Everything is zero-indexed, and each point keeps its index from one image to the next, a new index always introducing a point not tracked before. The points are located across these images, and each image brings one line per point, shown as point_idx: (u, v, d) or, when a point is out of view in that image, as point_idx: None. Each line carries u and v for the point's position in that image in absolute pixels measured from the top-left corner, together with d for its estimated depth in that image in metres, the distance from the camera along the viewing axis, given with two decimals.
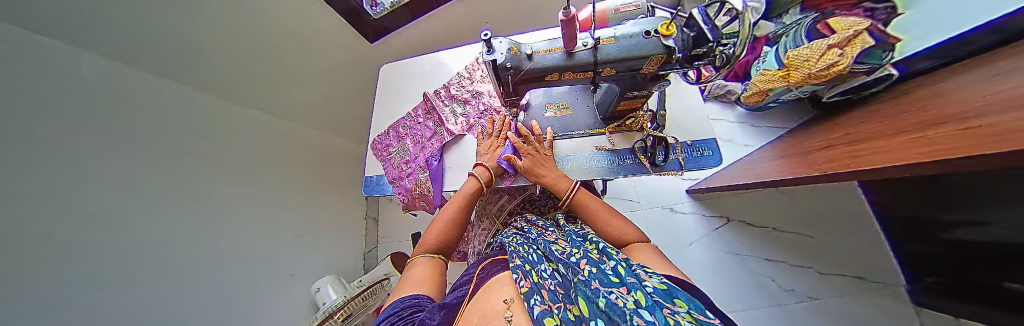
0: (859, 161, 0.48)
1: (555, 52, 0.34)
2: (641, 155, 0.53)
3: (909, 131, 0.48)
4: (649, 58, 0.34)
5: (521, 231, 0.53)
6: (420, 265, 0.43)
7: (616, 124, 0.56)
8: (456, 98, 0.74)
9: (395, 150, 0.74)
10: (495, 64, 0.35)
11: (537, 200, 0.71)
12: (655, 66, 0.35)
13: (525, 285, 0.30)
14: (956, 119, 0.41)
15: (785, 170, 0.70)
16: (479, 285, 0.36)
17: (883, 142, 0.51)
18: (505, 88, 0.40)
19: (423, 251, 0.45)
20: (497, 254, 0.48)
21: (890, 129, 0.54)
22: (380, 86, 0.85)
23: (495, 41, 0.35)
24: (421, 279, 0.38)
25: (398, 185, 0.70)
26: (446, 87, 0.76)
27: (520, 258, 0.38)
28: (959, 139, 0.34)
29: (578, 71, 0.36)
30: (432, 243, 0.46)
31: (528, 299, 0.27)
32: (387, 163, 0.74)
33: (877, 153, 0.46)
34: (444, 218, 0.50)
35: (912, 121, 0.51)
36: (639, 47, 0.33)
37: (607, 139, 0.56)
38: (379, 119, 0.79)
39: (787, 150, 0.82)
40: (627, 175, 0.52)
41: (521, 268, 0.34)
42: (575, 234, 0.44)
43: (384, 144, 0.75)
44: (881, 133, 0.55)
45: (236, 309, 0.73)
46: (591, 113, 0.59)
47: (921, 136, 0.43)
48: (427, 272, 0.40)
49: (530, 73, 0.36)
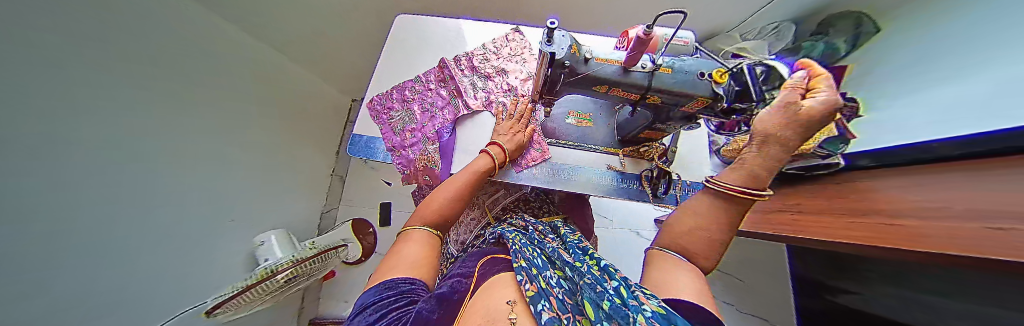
0: (807, 229, 0.57)
1: (613, 65, 0.33)
2: (645, 182, 0.55)
3: (845, 214, 0.57)
4: (694, 98, 0.34)
5: (522, 231, 0.52)
6: (414, 237, 0.39)
7: (630, 149, 0.57)
8: (480, 72, 0.69)
9: (397, 115, 0.67)
10: (552, 58, 0.32)
11: (532, 202, 0.71)
12: (695, 107, 0.36)
13: (532, 289, 0.30)
14: (880, 213, 0.51)
15: (748, 222, 0.80)
16: (479, 283, 0.34)
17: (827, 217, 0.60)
18: (548, 85, 0.37)
19: (422, 223, 0.42)
20: (497, 250, 0.46)
21: (827, 208, 0.65)
22: (391, 37, 0.76)
23: (556, 32, 0.32)
24: (416, 257, 0.35)
25: (398, 154, 0.63)
26: (468, 56, 0.71)
27: (525, 260, 0.38)
28: (881, 230, 0.43)
29: (627, 90, 0.35)
30: (433, 216, 0.43)
31: (535, 303, 0.27)
32: (386, 128, 0.66)
33: (827, 227, 0.54)
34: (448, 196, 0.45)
35: (849, 204, 0.61)
36: (691, 85, 0.34)
37: (618, 160, 0.57)
38: (384, 74, 0.70)
39: (749, 205, 0.94)
40: (627, 198, 0.54)
41: (527, 272, 0.34)
42: (576, 247, 0.45)
43: (386, 106, 0.67)
44: (824, 209, 0.65)
45: (169, 244, 0.60)
46: (609, 131, 0.60)
47: (857, 221, 0.52)
48: (424, 250, 0.37)
49: (582, 78, 0.35)
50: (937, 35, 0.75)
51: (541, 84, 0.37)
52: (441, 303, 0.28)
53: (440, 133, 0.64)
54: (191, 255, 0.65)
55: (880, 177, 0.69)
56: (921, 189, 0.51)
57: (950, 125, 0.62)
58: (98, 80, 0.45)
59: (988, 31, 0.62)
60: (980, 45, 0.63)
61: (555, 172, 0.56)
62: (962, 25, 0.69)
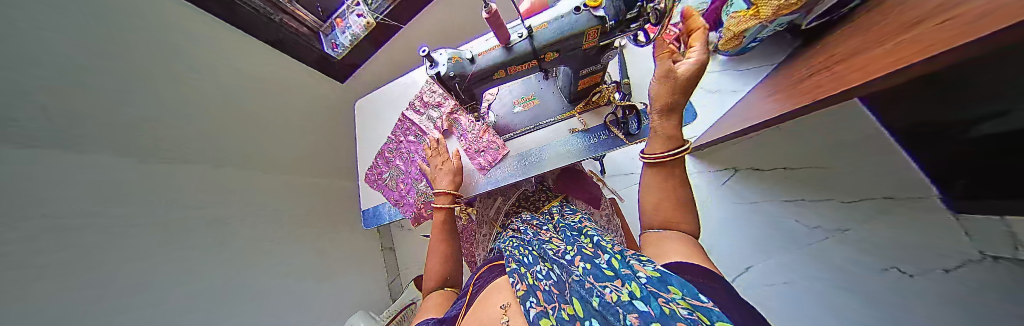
0: (828, 86, 0.44)
1: (493, 51, 0.35)
2: (614, 128, 0.52)
3: (871, 48, 0.46)
4: (585, 33, 0.34)
5: (516, 233, 0.52)
6: (434, 298, 0.46)
7: (583, 104, 0.56)
8: (430, 101, 0.75)
9: (389, 176, 0.75)
10: (441, 76, 0.37)
11: (531, 196, 0.70)
12: (595, 39, 0.35)
13: (522, 288, 0.30)
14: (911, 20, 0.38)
15: (773, 109, 0.67)
16: (475, 297, 0.36)
17: (847, 64, 0.49)
18: (459, 95, 0.41)
19: (432, 284, 0.48)
20: (496, 259, 0.48)
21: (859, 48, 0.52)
22: (358, 120, 0.87)
23: (436, 53, 0.37)
24: (432, 313, 0.41)
25: (403, 204, 0.71)
26: (417, 96, 0.75)
27: (515, 262, 0.38)
28: (901, 44, 0.32)
29: (521, 62, 0.37)
30: (438, 276, 0.48)
31: (524, 302, 0.27)
32: (385, 190, 0.75)
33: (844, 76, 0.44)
34: (436, 248, 0.52)
35: (883, 27, 0.48)
36: (571, 26, 0.33)
37: (578, 121, 0.56)
38: (365, 150, 0.81)
39: (776, 87, 0.79)
40: (604, 151, 0.51)
41: (516, 272, 0.34)
42: (569, 229, 0.44)
43: (377, 173, 0.76)
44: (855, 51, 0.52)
45: None
46: (558, 99, 0.60)
47: (884, 44, 0.39)
48: (441, 304, 0.43)
49: (476, 75, 0.37)
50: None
51: (456, 98, 0.41)
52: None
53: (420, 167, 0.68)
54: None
55: None
56: None
57: None
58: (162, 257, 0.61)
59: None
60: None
61: (523, 162, 0.57)
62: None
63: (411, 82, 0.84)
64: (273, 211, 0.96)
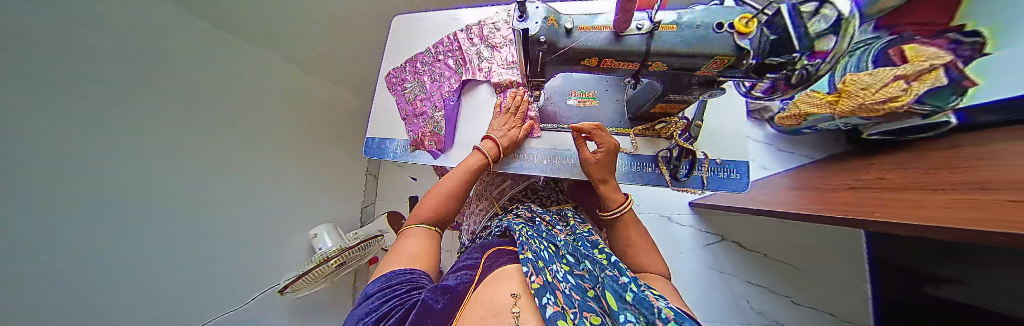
0: (897, 213, 0.41)
1: (601, 31, 0.29)
2: (663, 165, 0.49)
3: (924, 187, 0.45)
4: (712, 58, 0.28)
5: (529, 223, 0.51)
6: (412, 235, 0.43)
7: (643, 127, 0.51)
8: (487, 42, 0.67)
9: (410, 86, 0.69)
10: (526, 35, 0.29)
11: (539, 191, 0.69)
12: (714, 69, 0.30)
13: (537, 281, 0.29)
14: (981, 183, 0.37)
15: (805, 202, 0.66)
16: (484, 273, 0.35)
17: (906, 193, 0.47)
18: (533, 66, 0.35)
19: (418, 221, 0.45)
20: (502, 241, 0.46)
21: (911, 178, 0.51)
22: (393, 27, 0.79)
23: (530, 5, 0.29)
24: (415, 252, 0.39)
25: (411, 122, 0.66)
26: (478, 26, 0.69)
27: (531, 252, 0.37)
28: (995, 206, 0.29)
29: (623, 59, 0.30)
30: (433, 214, 0.46)
31: (540, 297, 0.27)
32: (401, 99, 0.69)
33: (909, 208, 0.42)
34: (441, 193, 0.48)
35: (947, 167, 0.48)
36: (705, 39, 0.27)
37: (629, 141, 0.52)
38: (395, 53, 0.76)
39: (808, 182, 0.77)
40: (640, 183, 0.49)
41: (533, 264, 0.33)
42: (586, 240, 0.42)
43: (400, 79, 0.71)
44: (910, 180, 0.50)
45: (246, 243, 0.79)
46: (618, 110, 0.54)
47: (977, 194, 0.35)
48: (427, 246, 0.41)
49: (565, 52, 0.31)
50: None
51: (524, 67, 0.34)
52: (445, 295, 0.30)
53: (447, 100, 0.63)
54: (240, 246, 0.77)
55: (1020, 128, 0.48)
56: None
57: None
58: (166, 110, 0.58)
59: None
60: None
61: (553, 157, 0.55)
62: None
63: (471, 15, 0.74)
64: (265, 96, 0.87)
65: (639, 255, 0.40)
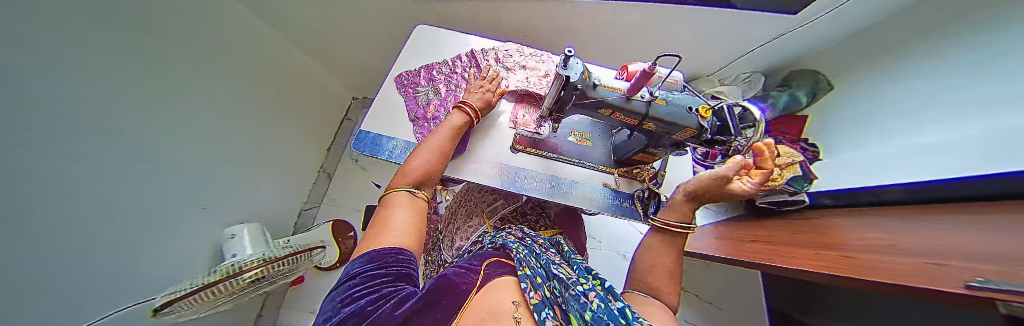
0: (792, 260, 0.58)
1: (617, 92, 0.39)
2: (637, 202, 0.59)
3: (808, 247, 0.64)
4: (684, 128, 0.40)
5: (522, 242, 0.52)
6: (398, 197, 0.41)
7: (624, 170, 0.63)
8: (502, 64, 0.76)
9: (422, 90, 0.71)
10: (568, 80, 0.37)
11: (527, 215, 0.71)
12: (684, 136, 0.42)
13: (536, 296, 0.28)
14: (838, 246, 0.58)
15: (723, 247, 0.81)
16: (484, 280, 0.32)
17: (796, 249, 0.63)
18: (561, 103, 0.42)
19: (405, 184, 0.44)
20: (495, 254, 0.45)
21: (796, 240, 0.70)
22: (411, 38, 0.82)
23: (572, 60, 0.38)
24: (402, 220, 0.36)
25: (420, 125, 0.66)
26: (494, 51, 0.79)
27: (529, 269, 0.37)
28: (860, 268, 0.44)
29: (629, 115, 0.41)
30: (419, 176, 0.45)
31: (538, 310, 0.25)
32: (410, 101, 0.69)
33: (807, 259, 0.56)
34: (429, 152, 0.49)
35: (813, 238, 0.67)
36: (681, 117, 0.40)
37: (613, 179, 0.62)
38: (409, 59, 0.77)
39: (722, 232, 0.97)
40: (621, 216, 0.57)
41: (532, 279, 0.32)
42: (579, 264, 0.44)
43: (411, 82, 0.72)
44: (794, 241, 0.70)
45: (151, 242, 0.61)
46: (606, 152, 0.65)
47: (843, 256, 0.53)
48: (411, 215, 0.39)
49: (591, 100, 0.40)
50: (932, 68, 0.81)
51: (554, 102, 0.41)
52: (448, 292, 0.26)
53: None
54: (156, 241, 0.61)
55: (842, 218, 0.75)
56: (877, 235, 0.56)
57: (903, 174, 0.73)
58: (111, 62, 0.47)
59: (940, 86, 0.76)
60: (939, 96, 0.75)
61: (553, 184, 0.60)
62: (925, 79, 0.81)
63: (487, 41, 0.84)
64: (221, 66, 0.78)
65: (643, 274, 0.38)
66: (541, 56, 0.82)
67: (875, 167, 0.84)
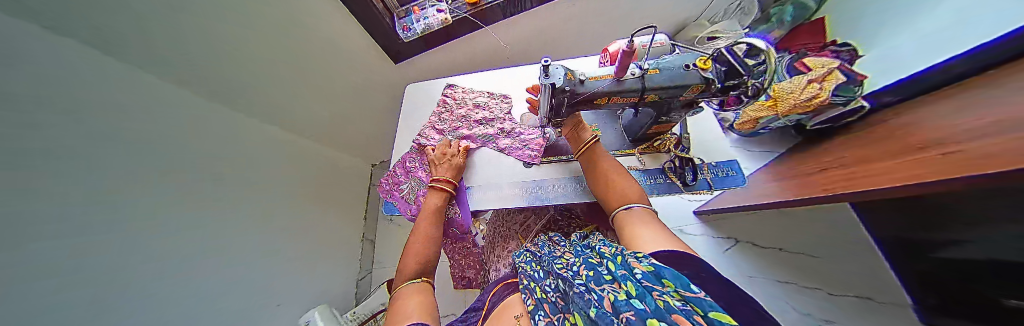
0: (866, 182, 0.49)
1: (606, 78, 0.39)
2: (671, 174, 0.55)
3: (890, 158, 0.53)
4: (690, 87, 0.38)
5: (532, 249, 0.52)
6: (409, 290, 0.41)
7: (645, 146, 0.59)
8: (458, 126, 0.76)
9: (406, 186, 0.74)
10: (554, 87, 0.38)
11: (559, 221, 0.70)
12: (694, 94, 0.40)
13: (532, 302, 0.30)
14: (935, 145, 0.46)
15: (784, 191, 0.71)
16: (492, 313, 0.36)
17: (874, 165, 0.55)
18: (556, 108, 0.43)
19: (408, 277, 0.44)
20: (509, 277, 0.47)
21: (870, 156, 0.60)
22: (405, 99, 0.90)
23: (551, 67, 0.39)
24: (411, 304, 0.36)
25: None
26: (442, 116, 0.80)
27: (527, 277, 0.38)
28: (944, 164, 0.36)
29: (625, 96, 0.40)
30: (416, 267, 0.45)
31: (533, 316, 0.27)
32: (402, 203, 0.73)
33: (888, 174, 0.47)
34: (423, 240, 0.51)
35: (895, 146, 0.56)
36: (682, 77, 0.38)
37: (636, 159, 0.59)
38: (405, 127, 0.84)
39: (783, 172, 0.85)
40: (659, 194, 0.54)
41: (527, 287, 0.34)
42: (581, 246, 0.41)
43: (395, 183, 0.75)
44: (869, 157, 0.59)
45: None
46: (619, 135, 0.62)
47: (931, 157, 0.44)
48: (419, 297, 0.39)
49: (584, 95, 0.40)
50: None
51: (549, 110, 0.42)
52: None
53: None
54: None
55: (915, 112, 0.63)
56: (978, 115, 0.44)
57: (983, 35, 0.60)
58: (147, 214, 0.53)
59: None
60: None
61: (576, 186, 0.60)
62: None
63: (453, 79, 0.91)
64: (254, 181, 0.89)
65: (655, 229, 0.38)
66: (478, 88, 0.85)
67: (914, 54, 0.80)
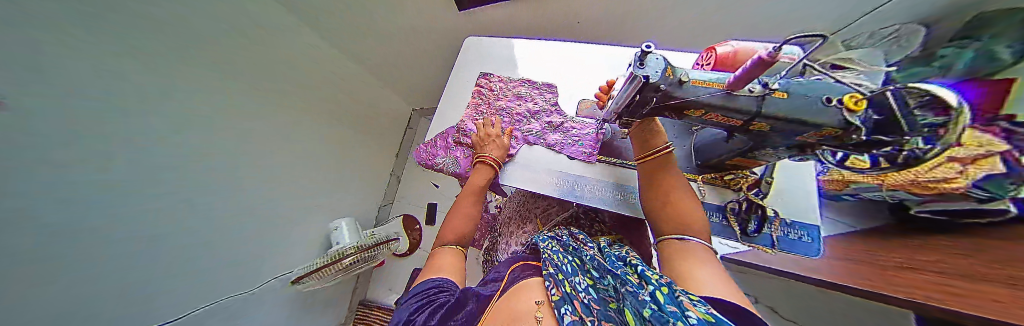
0: (977, 301, 0.40)
1: (714, 88, 0.32)
2: (732, 217, 0.49)
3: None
4: (823, 127, 0.31)
5: (557, 238, 0.53)
6: (446, 253, 0.47)
7: (712, 176, 0.52)
8: (507, 113, 0.73)
9: (440, 160, 0.69)
10: (646, 82, 0.32)
11: (581, 220, 0.67)
12: (819, 137, 0.32)
13: (557, 293, 0.31)
14: None
15: (852, 274, 0.61)
16: (508, 286, 0.38)
17: (988, 284, 0.44)
18: (635, 106, 0.37)
19: (447, 241, 0.48)
20: (529, 258, 0.49)
21: (976, 267, 0.49)
22: (460, 55, 0.88)
23: (651, 56, 0.33)
24: (445, 267, 0.42)
25: None
26: (489, 95, 0.78)
27: (554, 266, 0.39)
28: None
29: (730, 114, 0.33)
30: (455, 235, 0.49)
31: (558, 307, 0.28)
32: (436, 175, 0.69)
33: (999, 295, 0.38)
34: (467, 213, 0.53)
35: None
36: (818, 111, 0.30)
37: (696, 188, 0.52)
38: (452, 90, 0.82)
39: (854, 252, 0.72)
40: (710, 232, 0.48)
41: (553, 277, 0.35)
42: (614, 256, 0.41)
43: (430, 153, 0.70)
44: (980, 271, 0.48)
45: None
46: (685, 156, 0.54)
47: None
48: (454, 263, 0.44)
49: (677, 101, 0.34)
50: None
51: (627, 105, 0.37)
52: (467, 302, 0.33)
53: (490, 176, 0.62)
54: None
55: None
56: None
57: None
58: None
59: None
60: None
61: (615, 193, 0.56)
62: None
63: (507, 41, 0.87)
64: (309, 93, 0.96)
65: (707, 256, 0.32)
66: (514, 80, 0.81)
67: None
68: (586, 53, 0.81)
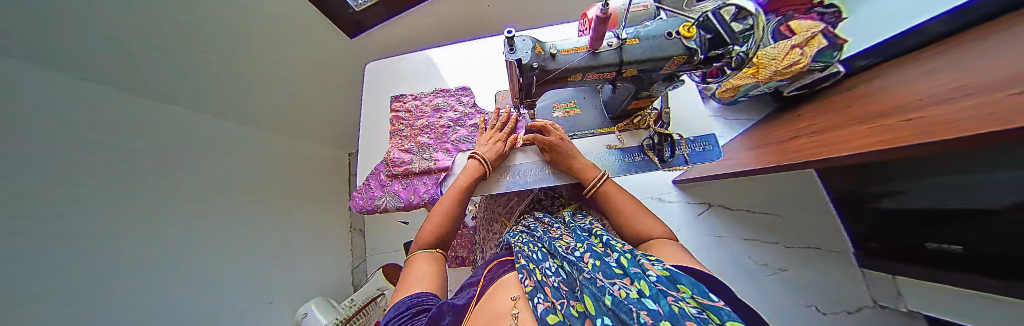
0: (825, 149, 0.51)
1: (579, 52, 0.34)
2: (650, 152, 0.54)
3: (852, 124, 0.55)
4: (672, 58, 0.35)
5: (527, 229, 0.50)
6: (422, 261, 0.43)
7: (625, 123, 0.58)
8: (432, 126, 0.72)
9: (382, 202, 0.65)
10: (520, 64, 0.34)
11: (544, 200, 0.69)
12: (675, 66, 0.37)
13: (530, 283, 0.26)
14: (900, 110, 0.46)
15: (758, 159, 0.73)
16: (486, 287, 0.33)
17: (836, 133, 0.56)
18: (526, 88, 0.39)
19: (422, 245, 0.45)
20: (504, 255, 0.44)
21: (836, 121, 0.61)
22: (366, 85, 0.83)
23: (516, 38, 0.33)
24: (423, 276, 0.38)
25: None
26: (410, 116, 0.75)
27: (525, 258, 0.34)
28: (906, 128, 0.37)
29: (602, 70, 0.36)
30: (431, 236, 0.46)
31: (532, 296, 0.23)
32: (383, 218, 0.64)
33: (844, 142, 0.48)
34: (440, 214, 0.49)
35: (860, 113, 0.57)
36: (662, 48, 0.34)
37: (616, 138, 0.57)
38: (371, 125, 0.78)
39: (757, 140, 0.88)
40: (638, 172, 0.53)
41: (525, 268, 0.30)
42: (580, 229, 0.40)
43: (368, 198, 0.66)
44: (840, 122, 0.60)
45: None
46: (599, 113, 0.61)
47: (880, 125, 0.46)
48: (433, 273, 0.40)
49: (555, 73, 0.36)
50: None
51: (518, 90, 0.38)
52: (447, 311, 0.28)
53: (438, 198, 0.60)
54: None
55: (888, 74, 0.63)
56: (948, 74, 0.44)
57: None
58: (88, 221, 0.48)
59: None
60: None
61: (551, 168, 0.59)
62: None
63: (413, 58, 0.85)
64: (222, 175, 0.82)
65: (635, 220, 0.40)
66: (430, 93, 0.80)
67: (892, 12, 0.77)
68: (491, 55, 0.86)
